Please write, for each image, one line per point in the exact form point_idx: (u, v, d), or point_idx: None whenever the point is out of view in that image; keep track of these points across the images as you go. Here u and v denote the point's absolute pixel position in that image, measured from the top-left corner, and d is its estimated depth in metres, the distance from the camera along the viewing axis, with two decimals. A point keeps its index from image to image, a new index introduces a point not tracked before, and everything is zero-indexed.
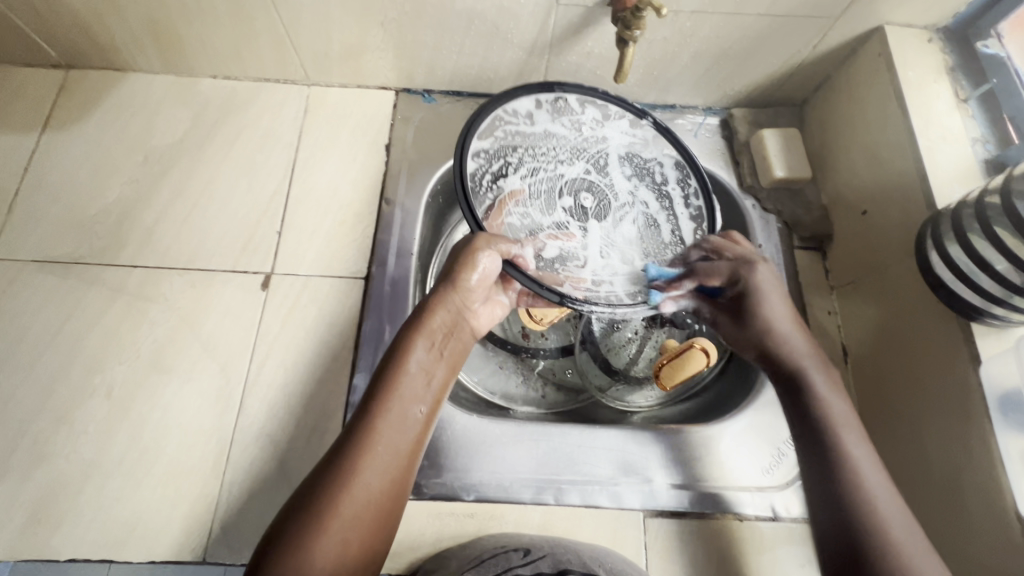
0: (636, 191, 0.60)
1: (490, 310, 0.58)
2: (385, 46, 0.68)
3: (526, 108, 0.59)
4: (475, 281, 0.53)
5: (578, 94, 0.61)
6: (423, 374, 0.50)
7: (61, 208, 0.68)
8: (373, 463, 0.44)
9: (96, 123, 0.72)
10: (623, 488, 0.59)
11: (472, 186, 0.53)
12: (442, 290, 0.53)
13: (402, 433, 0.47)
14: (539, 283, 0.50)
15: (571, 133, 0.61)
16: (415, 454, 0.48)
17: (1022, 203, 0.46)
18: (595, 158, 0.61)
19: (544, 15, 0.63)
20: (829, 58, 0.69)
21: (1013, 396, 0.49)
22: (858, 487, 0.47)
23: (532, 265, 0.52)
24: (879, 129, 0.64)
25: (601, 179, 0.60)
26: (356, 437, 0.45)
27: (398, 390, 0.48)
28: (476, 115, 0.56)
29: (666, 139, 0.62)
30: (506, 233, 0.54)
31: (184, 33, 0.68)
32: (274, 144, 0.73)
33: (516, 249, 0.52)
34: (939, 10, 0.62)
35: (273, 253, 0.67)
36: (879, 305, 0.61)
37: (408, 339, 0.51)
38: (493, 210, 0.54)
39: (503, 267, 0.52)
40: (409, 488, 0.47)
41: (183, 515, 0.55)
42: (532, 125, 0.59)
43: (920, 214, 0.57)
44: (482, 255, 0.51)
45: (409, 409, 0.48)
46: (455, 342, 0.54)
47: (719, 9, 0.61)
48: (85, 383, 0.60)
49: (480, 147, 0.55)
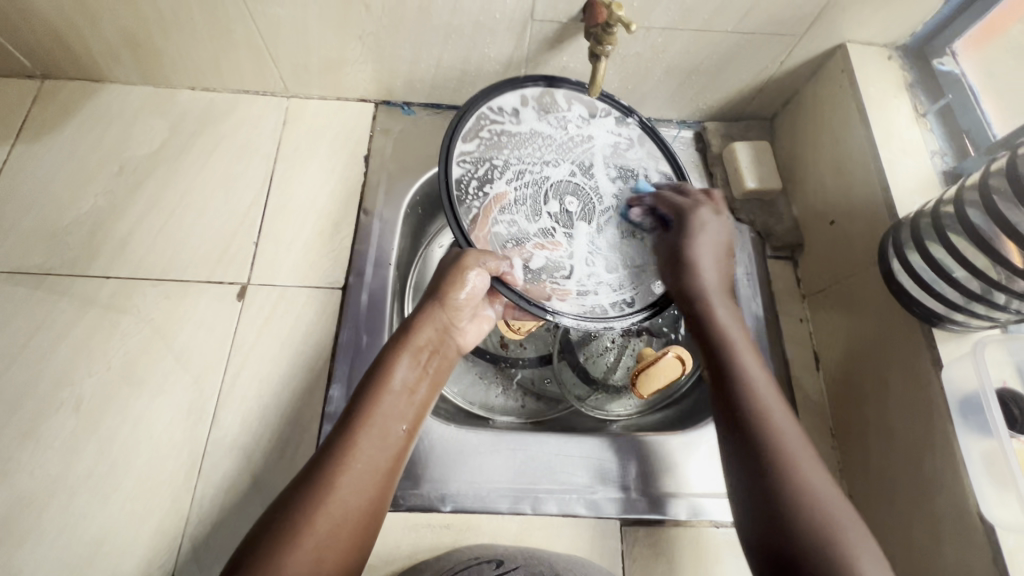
0: (621, 195, 0.60)
1: (478, 326, 0.59)
2: (363, 59, 0.69)
3: (512, 104, 0.59)
4: (463, 298, 0.54)
5: (567, 89, 0.61)
6: (406, 391, 0.50)
7: (32, 219, 0.67)
8: (350, 479, 0.44)
9: (70, 134, 0.72)
10: (600, 496, 0.59)
11: (456, 193, 0.54)
12: (430, 307, 0.55)
13: (381, 449, 0.47)
14: (527, 299, 0.51)
15: (557, 131, 0.61)
16: (394, 471, 0.47)
17: (974, 213, 0.48)
18: (580, 160, 0.60)
19: (519, 31, 0.64)
20: (796, 73, 0.72)
21: (971, 399, 0.50)
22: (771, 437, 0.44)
23: (521, 279, 0.53)
24: (844, 141, 0.66)
25: (587, 182, 0.60)
26: (335, 453, 0.45)
27: (381, 407, 0.48)
28: (461, 116, 0.56)
29: (651, 139, 0.62)
30: (490, 244, 0.54)
31: (162, 45, 0.68)
32: (252, 155, 0.73)
33: (505, 267, 0.52)
34: (898, 28, 0.65)
35: (249, 263, 0.67)
36: (844, 313, 0.64)
37: (393, 354, 0.51)
38: (479, 220, 0.54)
39: (492, 284, 0.52)
40: (386, 504, 0.47)
41: (151, 531, 0.54)
42: (518, 124, 0.59)
43: (884, 223, 0.59)
44: (471, 273, 0.52)
45: (389, 427, 0.48)
46: (440, 358, 0.55)
47: (688, 26, 0.63)
48: (53, 397, 0.59)
49: (465, 150, 0.56)
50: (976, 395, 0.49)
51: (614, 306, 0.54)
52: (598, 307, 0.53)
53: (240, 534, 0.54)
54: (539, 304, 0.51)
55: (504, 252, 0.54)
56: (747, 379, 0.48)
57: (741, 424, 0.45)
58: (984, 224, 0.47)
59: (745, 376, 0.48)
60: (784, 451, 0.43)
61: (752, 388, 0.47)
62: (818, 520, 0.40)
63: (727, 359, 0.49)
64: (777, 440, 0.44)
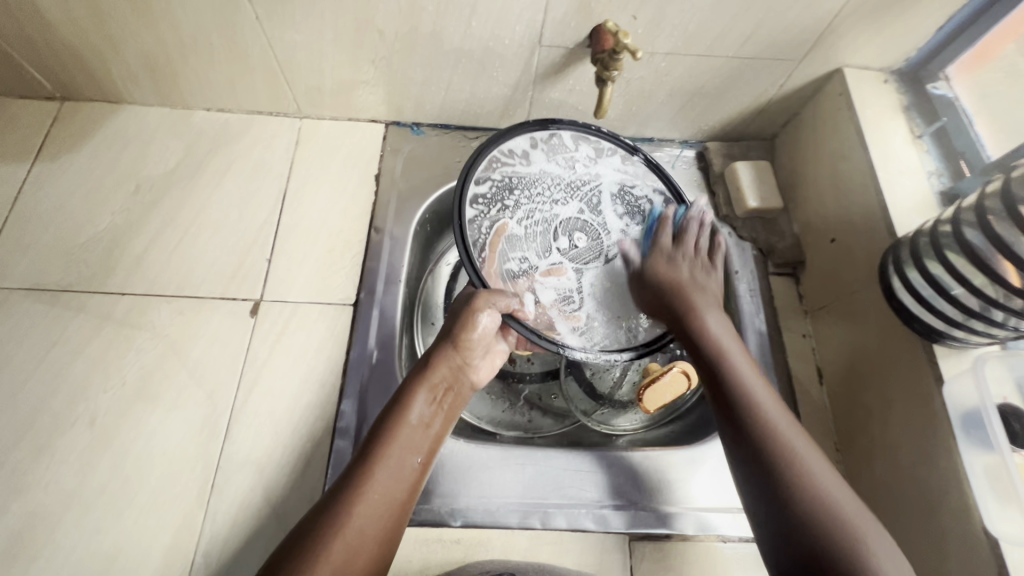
0: (627, 230, 0.62)
1: (490, 361, 0.60)
2: (375, 82, 0.71)
3: (522, 147, 0.61)
4: (474, 339, 0.55)
5: (572, 130, 0.63)
6: (422, 426, 0.52)
7: (50, 236, 0.68)
8: (366, 510, 0.45)
9: (88, 153, 0.73)
10: (609, 511, 0.60)
11: (471, 235, 0.56)
12: (443, 348, 0.56)
13: (397, 482, 0.48)
14: (538, 334, 0.54)
15: (565, 171, 0.63)
16: (408, 502, 0.48)
17: (970, 233, 0.50)
18: (588, 197, 0.63)
19: (528, 55, 0.66)
20: (796, 96, 0.74)
21: (974, 414, 0.51)
22: (788, 457, 0.45)
23: (533, 314, 0.56)
24: (843, 162, 0.68)
25: (594, 219, 0.62)
26: (353, 482, 0.46)
27: (397, 441, 0.49)
28: (474, 159, 0.58)
29: (656, 176, 0.64)
30: (501, 282, 0.56)
31: (181, 68, 0.70)
32: (265, 174, 0.74)
33: (515, 304, 0.54)
34: (893, 54, 0.67)
35: (262, 280, 0.68)
36: (847, 327, 0.65)
37: (409, 390, 0.53)
38: (488, 257, 0.56)
39: (503, 322, 0.54)
40: (400, 536, 0.47)
41: (164, 546, 0.55)
42: (528, 165, 0.62)
43: (883, 242, 0.61)
44: (482, 314, 0.53)
45: (405, 459, 0.49)
46: (454, 395, 0.56)
47: (690, 51, 0.65)
48: (68, 412, 0.60)
49: (478, 193, 0.58)
50: (978, 411, 0.50)
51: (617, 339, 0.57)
52: (606, 342, 0.56)
53: (253, 548, 0.55)
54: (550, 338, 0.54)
55: (513, 285, 0.57)
56: (750, 397, 0.49)
57: (758, 451, 0.46)
58: (981, 243, 0.49)
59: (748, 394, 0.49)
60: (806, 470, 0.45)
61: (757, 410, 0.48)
62: (849, 535, 0.41)
63: (732, 380, 0.51)
64: (795, 461, 0.45)
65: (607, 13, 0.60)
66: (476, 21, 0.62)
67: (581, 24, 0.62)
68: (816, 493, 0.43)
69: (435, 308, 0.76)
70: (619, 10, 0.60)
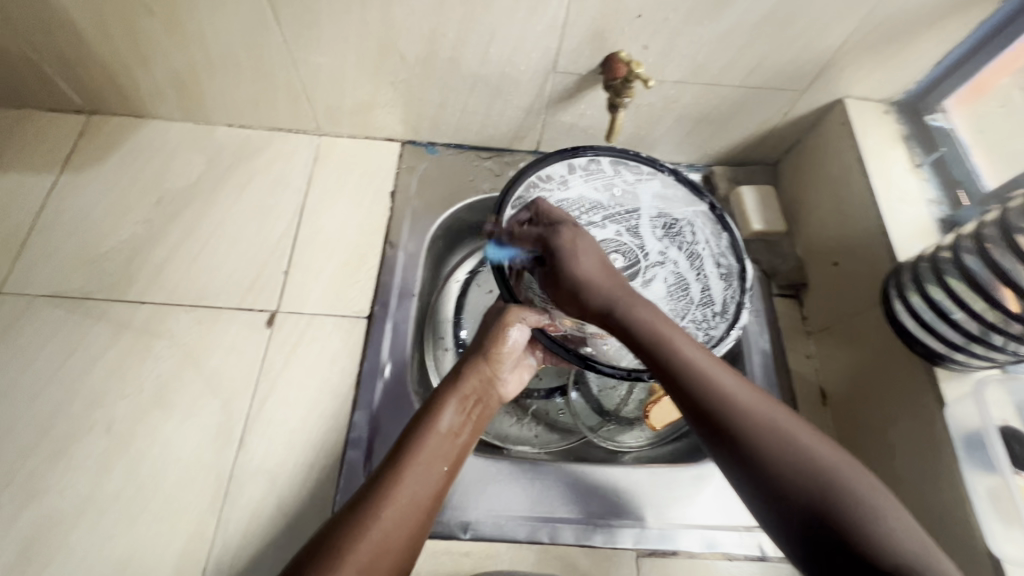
0: (666, 251, 0.62)
1: (519, 374, 0.61)
2: (393, 103, 0.74)
3: (559, 173, 0.62)
4: (505, 352, 0.57)
5: (611, 156, 0.63)
6: (451, 434, 0.52)
7: (74, 244, 0.70)
8: (392, 514, 0.45)
9: (113, 165, 0.76)
10: (616, 526, 0.60)
11: (505, 253, 0.57)
12: (475, 360, 0.57)
13: (423, 488, 0.48)
14: (562, 348, 0.55)
15: (605, 196, 0.64)
16: (432, 511, 0.48)
17: (970, 259, 0.52)
18: (628, 220, 0.63)
19: (542, 81, 0.69)
20: (799, 124, 0.76)
21: (974, 436, 0.52)
22: (793, 457, 0.39)
23: (567, 328, 0.58)
24: (845, 188, 0.70)
25: (633, 241, 0.63)
26: (380, 488, 0.46)
27: (426, 448, 0.50)
28: (510, 186, 0.59)
29: (698, 197, 0.63)
30: (530, 298, 0.58)
31: (207, 86, 0.72)
32: (284, 189, 0.77)
33: (546, 319, 0.56)
34: (893, 86, 0.70)
35: (279, 292, 0.69)
36: (851, 348, 0.66)
37: (440, 399, 0.54)
38: (515, 275, 0.58)
39: (533, 336, 0.56)
40: (421, 545, 0.47)
41: (176, 553, 0.55)
42: (566, 190, 0.62)
43: (886, 266, 0.62)
44: (513, 327, 0.56)
45: (432, 466, 0.49)
46: (483, 407, 0.56)
47: (698, 80, 0.68)
48: (86, 418, 0.61)
49: (513, 216, 0.59)
50: (979, 432, 0.52)
51: None
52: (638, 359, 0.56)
53: (264, 556, 0.55)
54: (573, 353, 0.54)
55: (545, 302, 0.58)
56: (734, 405, 0.42)
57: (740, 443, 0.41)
58: (980, 269, 0.51)
59: (726, 396, 0.43)
60: (807, 465, 0.39)
61: (747, 417, 0.41)
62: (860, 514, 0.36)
63: (704, 390, 0.43)
64: (778, 441, 0.40)
65: (620, 44, 0.63)
66: (494, 47, 0.64)
67: (595, 52, 0.64)
68: (832, 493, 0.37)
69: (444, 323, 0.77)
70: (632, 40, 0.63)
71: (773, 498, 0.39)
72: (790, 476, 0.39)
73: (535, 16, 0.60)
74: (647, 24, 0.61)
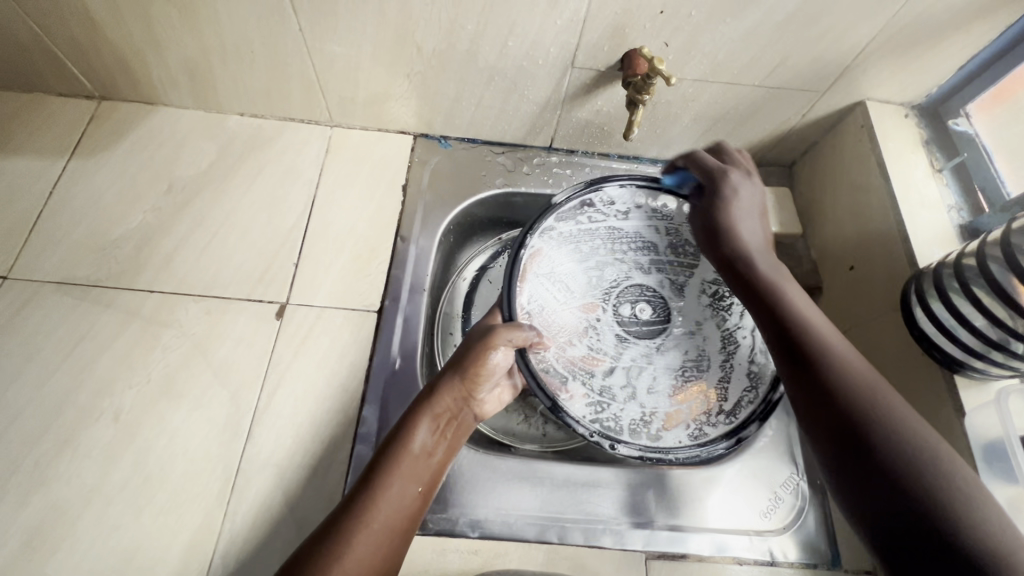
0: (701, 324, 0.60)
1: (498, 395, 0.59)
2: (408, 95, 0.73)
3: (623, 203, 0.63)
4: (484, 373, 0.54)
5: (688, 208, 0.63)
6: (425, 455, 0.51)
7: (81, 232, 0.69)
8: (367, 536, 0.44)
9: (123, 152, 0.75)
10: (625, 527, 0.60)
11: (540, 265, 0.58)
12: (449, 380, 0.54)
13: (397, 511, 0.47)
14: (540, 384, 0.52)
15: (661, 241, 0.63)
16: (409, 530, 0.48)
17: (995, 265, 0.51)
18: (674, 279, 0.62)
19: (560, 75, 0.68)
20: (818, 125, 0.75)
21: (996, 446, 0.52)
22: (880, 405, 0.43)
23: (550, 353, 0.55)
24: (864, 192, 0.69)
25: (672, 298, 0.61)
26: (356, 508, 0.46)
27: (399, 469, 0.49)
28: (566, 195, 0.59)
29: None
30: (528, 318, 0.56)
31: (220, 74, 0.71)
32: (295, 180, 0.76)
33: (532, 339, 0.53)
34: (914, 90, 0.69)
35: (288, 284, 0.69)
36: (866, 355, 0.65)
37: (414, 417, 0.52)
38: (520, 273, 0.56)
39: (514, 360, 0.54)
40: (397, 566, 0.46)
41: (182, 546, 0.55)
42: (624, 222, 0.63)
43: (904, 272, 0.62)
44: (497, 349, 0.53)
45: (406, 487, 0.49)
46: (457, 425, 0.55)
47: (717, 79, 0.67)
48: (93, 406, 0.60)
49: (556, 228, 0.60)
50: (1001, 442, 0.51)
51: (631, 428, 0.53)
52: (611, 419, 0.53)
53: (270, 550, 0.55)
54: (547, 391, 0.52)
55: (535, 317, 0.56)
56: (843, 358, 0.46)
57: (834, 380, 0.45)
58: (1005, 278, 0.50)
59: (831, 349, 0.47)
60: (892, 414, 0.43)
61: (857, 372, 0.45)
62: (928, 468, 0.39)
63: (806, 326, 0.49)
64: (871, 392, 0.44)
65: (641, 40, 0.62)
66: (513, 41, 0.64)
67: (614, 48, 0.63)
68: (913, 442, 0.41)
69: (455, 319, 0.76)
70: (652, 37, 0.62)
71: (845, 424, 0.43)
72: (881, 419, 0.42)
73: (555, 11, 0.59)
74: (668, 20, 0.60)
